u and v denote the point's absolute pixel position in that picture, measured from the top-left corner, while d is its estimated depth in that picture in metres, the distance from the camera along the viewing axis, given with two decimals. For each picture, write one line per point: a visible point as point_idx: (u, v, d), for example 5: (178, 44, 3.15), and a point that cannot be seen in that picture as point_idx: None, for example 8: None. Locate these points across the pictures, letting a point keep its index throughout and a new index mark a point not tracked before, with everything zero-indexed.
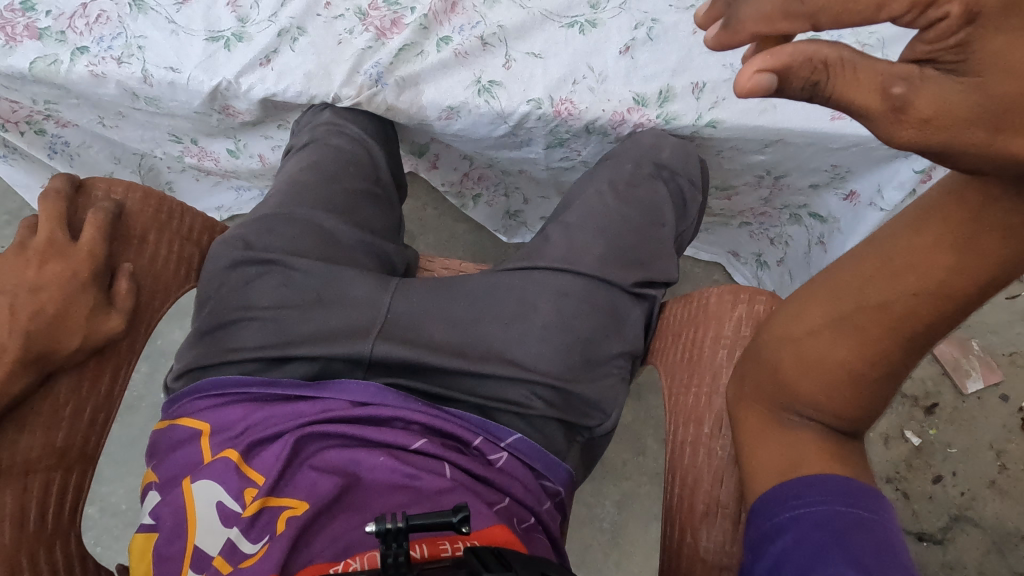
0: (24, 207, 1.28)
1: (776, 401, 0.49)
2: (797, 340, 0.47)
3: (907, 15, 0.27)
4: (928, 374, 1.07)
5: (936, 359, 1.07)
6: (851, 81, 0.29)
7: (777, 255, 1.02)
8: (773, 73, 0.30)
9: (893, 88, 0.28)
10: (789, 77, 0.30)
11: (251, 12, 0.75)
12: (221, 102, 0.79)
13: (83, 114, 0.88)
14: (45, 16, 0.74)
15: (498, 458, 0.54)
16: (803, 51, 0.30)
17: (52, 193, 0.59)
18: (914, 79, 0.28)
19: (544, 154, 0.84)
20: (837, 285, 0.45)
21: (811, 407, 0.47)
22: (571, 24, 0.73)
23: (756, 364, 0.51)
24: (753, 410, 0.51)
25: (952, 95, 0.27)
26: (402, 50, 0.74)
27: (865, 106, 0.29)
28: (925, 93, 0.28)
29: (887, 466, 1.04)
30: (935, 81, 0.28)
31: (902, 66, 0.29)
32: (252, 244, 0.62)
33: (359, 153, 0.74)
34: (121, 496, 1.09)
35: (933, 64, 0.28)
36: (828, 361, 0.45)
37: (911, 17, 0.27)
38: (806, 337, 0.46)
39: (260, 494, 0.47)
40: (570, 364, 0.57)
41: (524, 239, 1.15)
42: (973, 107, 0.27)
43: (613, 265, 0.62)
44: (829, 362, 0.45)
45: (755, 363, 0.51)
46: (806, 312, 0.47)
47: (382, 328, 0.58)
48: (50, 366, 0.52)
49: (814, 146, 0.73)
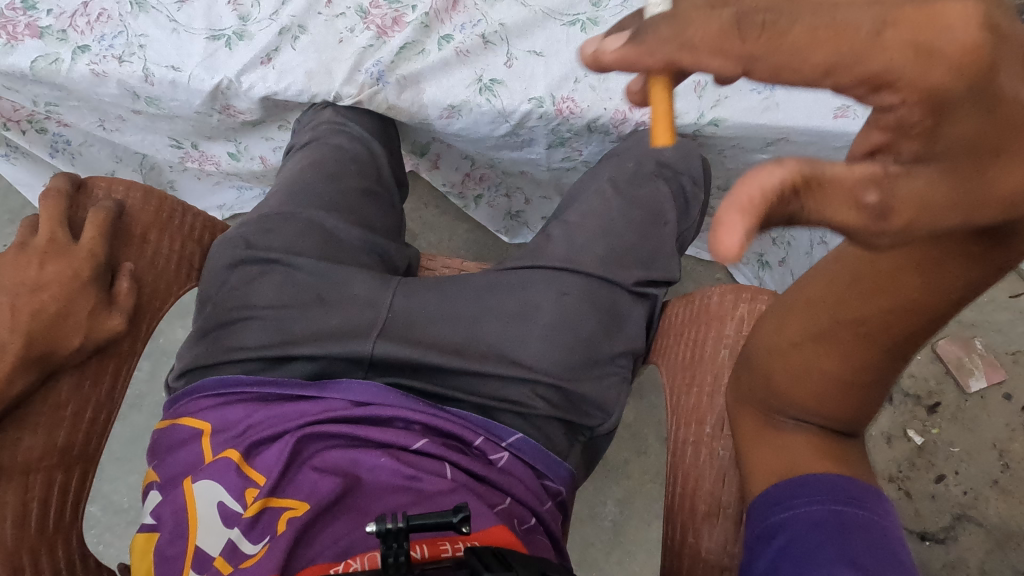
0: (26, 205, 1.28)
1: (768, 404, 0.49)
2: (784, 352, 0.46)
3: (854, 88, 0.20)
4: (930, 372, 1.07)
5: (938, 356, 1.07)
6: (825, 197, 0.21)
7: (779, 255, 1.02)
8: (752, 229, 0.20)
9: (867, 198, 0.20)
10: (767, 218, 0.21)
11: (252, 10, 0.75)
12: (222, 101, 0.79)
13: (84, 116, 0.88)
14: (47, 15, 0.74)
15: (499, 458, 0.53)
16: (771, 185, 0.20)
17: (52, 192, 0.59)
18: (884, 181, 0.20)
19: (545, 155, 0.83)
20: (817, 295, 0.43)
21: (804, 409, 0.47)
22: (572, 22, 0.73)
23: (750, 370, 0.50)
24: (750, 415, 0.51)
25: (930, 190, 0.21)
26: (403, 49, 0.73)
27: (840, 224, 0.21)
28: (903, 195, 0.21)
29: (889, 465, 1.04)
30: (908, 178, 0.21)
31: (865, 166, 0.21)
32: (252, 244, 0.62)
33: (360, 152, 0.73)
34: (122, 494, 1.09)
35: (890, 153, 0.21)
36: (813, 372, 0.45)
37: (860, 92, 0.20)
38: (790, 351, 0.45)
39: (261, 494, 0.47)
40: (570, 363, 0.57)
41: (525, 239, 1.15)
42: (949, 198, 0.21)
43: (614, 264, 0.62)
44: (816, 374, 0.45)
45: (749, 369, 0.51)
46: (788, 324, 0.45)
47: (383, 328, 0.58)
48: (51, 366, 0.52)
49: (816, 145, 0.72)
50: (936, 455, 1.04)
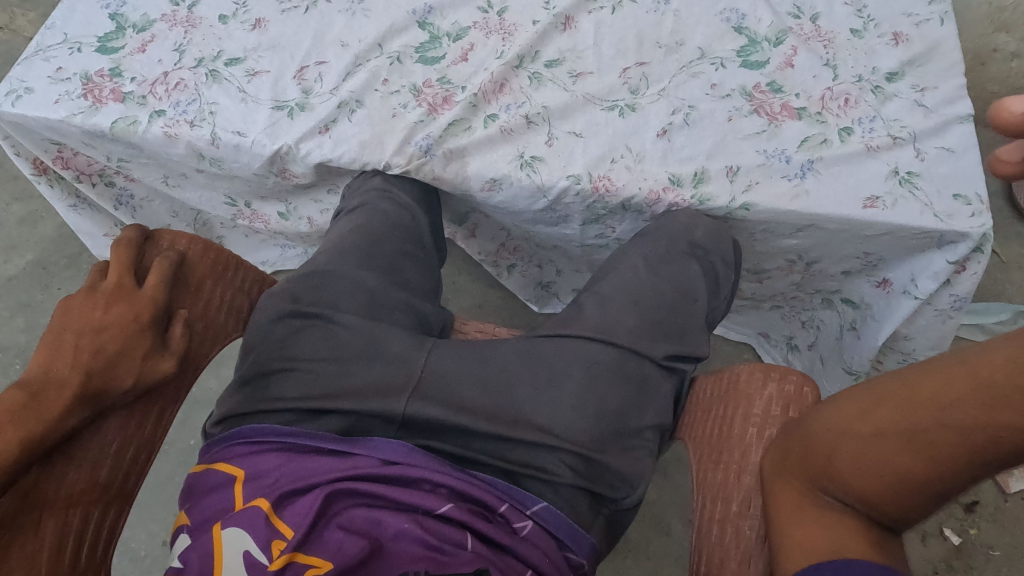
0: (83, 252, 1.35)
1: (818, 483, 0.48)
2: (846, 422, 0.46)
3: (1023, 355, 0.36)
4: (940, 552, 1.05)
5: (944, 534, 1.06)
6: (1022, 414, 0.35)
7: (809, 339, 1.03)
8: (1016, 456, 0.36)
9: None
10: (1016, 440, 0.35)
11: (315, 85, 0.82)
12: (279, 165, 0.84)
13: (151, 173, 0.94)
14: (130, 82, 0.82)
15: (523, 527, 0.54)
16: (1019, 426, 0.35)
17: (123, 241, 0.63)
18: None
19: (579, 231, 0.87)
20: (873, 433, 0.43)
21: (851, 495, 0.45)
22: (611, 107, 0.78)
23: (798, 460, 0.50)
24: (782, 470, 0.52)
25: None
26: (451, 125, 0.78)
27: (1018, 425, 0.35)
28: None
29: (926, 566, 1.05)
30: None
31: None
32: (299, 299, 0.65)
33: (404, 218, 0.77)
34: (141, 541, 1.10)
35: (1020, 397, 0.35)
36: (859, 466, 0.44)
37: None
38: (863, 427, 0.44)
39: (287, 548, 0.48)
40: (599, 434, 0.58)
41: (555, 310, 1.18)
42: None
43: (647, 337, 0.63)
44: (861, 470, 0.44)
45: (796, 460, 0.50)
46: (882, 409, 0.43)
47: (416, 386, 0.59)
48: (104, 403, 0.55)
49: (846, 232, 0.74)
50: (975, 557, 1.05)
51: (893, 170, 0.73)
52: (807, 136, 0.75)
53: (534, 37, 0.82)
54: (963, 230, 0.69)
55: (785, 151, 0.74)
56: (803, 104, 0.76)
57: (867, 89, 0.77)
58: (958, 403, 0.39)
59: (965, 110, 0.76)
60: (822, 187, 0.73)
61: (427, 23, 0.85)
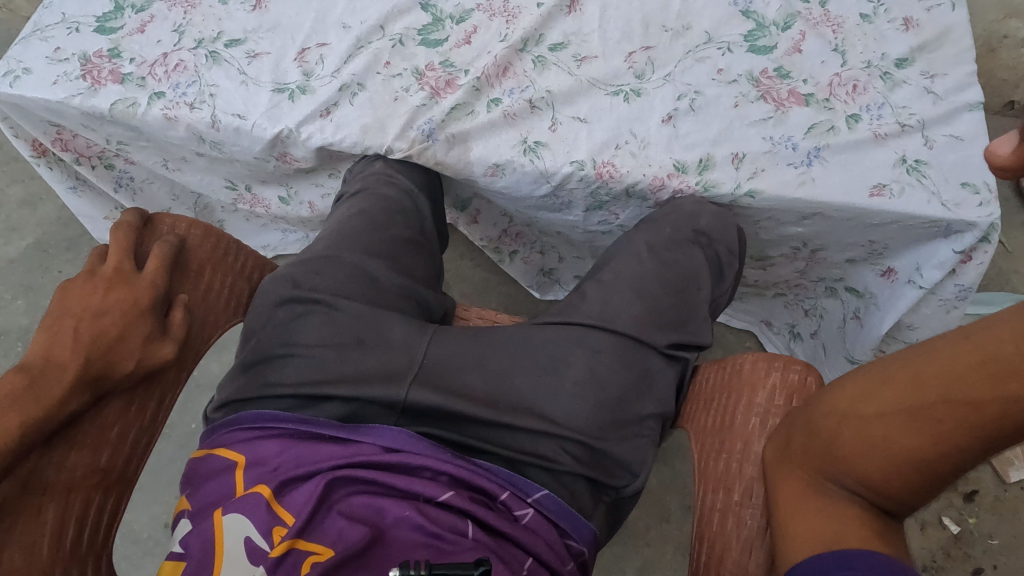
0: (84, 235, 1.35)
1: (820, 470, 0.47)
2: (848, 405, 0.46)
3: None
4: (938, 540, 1.06)
5: (942, 522, 1.07)
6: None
7: (811, 327, 1.02)
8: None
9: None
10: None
11: (316, 67, 0.81)
12: (280, 148, 0.83)
13: (150, 156, 0.94)
14: (129, 63, 0.81)
15: (524, 515, 0.54)
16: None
17: (123, 225, 0.63)
18: None
19: (582, 217, 0.87)
20: (877, 414, 0.43)
21: (853, 479, 0.45)
22: (616, 92, 0.77)
23: (799, 447, 0.50)
24: (784, 458, 0.52)
25: None
26: (454, 109, 0.77)
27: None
28: None
29: (924, 553, 1.05)
30: None
31: None
32: (299, 284, 0.64)
33: (406, 203, 0.77)
34: (144, 523, 1.10)
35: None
36: (862, 447, 0.44)
37: None
38: (867, 409, 0.44)
39: (288, 534, 0.48)
40: (601, 422, 0.58)
41: (557, 297, 1.17)
42: None
43: (650, 325, 0.63)
44: (865, 451, 0.44)
45: (797, 448, 0.50)
46: (885, 390, 0.43)
47: (417, 373, 0.59)
48: (104, 388, 0.55)
49: (851, 221, 0.74)
50: (972, 545, 1.05)
51: (901, 158, 0.72)
52: (813, 123, 0.74)
53: (538, 21, 0.81)
54: (970, 220, 0.68)
55: (791, 138, 0.73)
56: (810, 91, 0.75)
57: (876, 76, 0.76)
58: (963, 378, 0.39)
59: (975, 98, 0.75)
60: (828, 174, 0.72)
61: (430, 5, 0.84)
